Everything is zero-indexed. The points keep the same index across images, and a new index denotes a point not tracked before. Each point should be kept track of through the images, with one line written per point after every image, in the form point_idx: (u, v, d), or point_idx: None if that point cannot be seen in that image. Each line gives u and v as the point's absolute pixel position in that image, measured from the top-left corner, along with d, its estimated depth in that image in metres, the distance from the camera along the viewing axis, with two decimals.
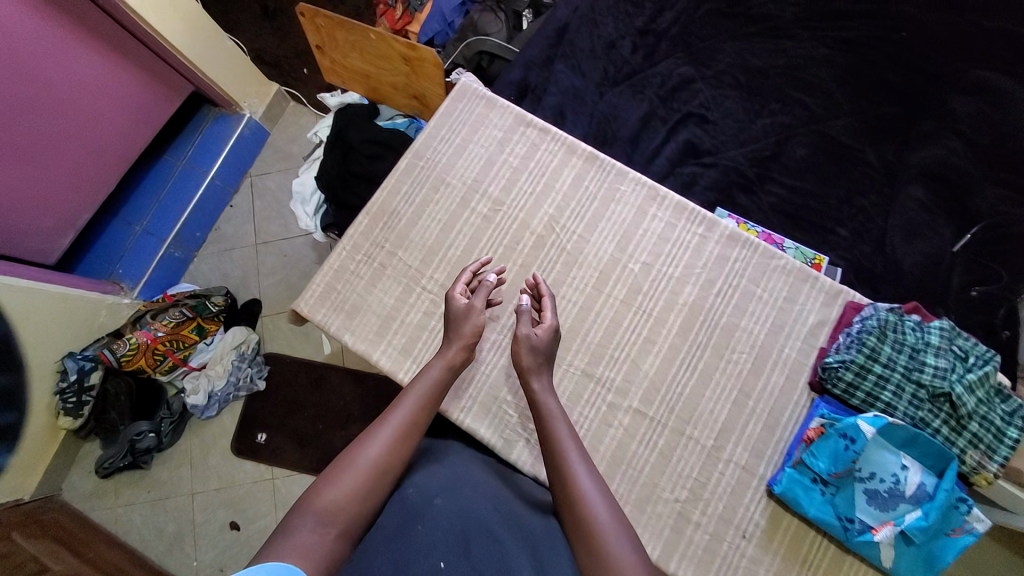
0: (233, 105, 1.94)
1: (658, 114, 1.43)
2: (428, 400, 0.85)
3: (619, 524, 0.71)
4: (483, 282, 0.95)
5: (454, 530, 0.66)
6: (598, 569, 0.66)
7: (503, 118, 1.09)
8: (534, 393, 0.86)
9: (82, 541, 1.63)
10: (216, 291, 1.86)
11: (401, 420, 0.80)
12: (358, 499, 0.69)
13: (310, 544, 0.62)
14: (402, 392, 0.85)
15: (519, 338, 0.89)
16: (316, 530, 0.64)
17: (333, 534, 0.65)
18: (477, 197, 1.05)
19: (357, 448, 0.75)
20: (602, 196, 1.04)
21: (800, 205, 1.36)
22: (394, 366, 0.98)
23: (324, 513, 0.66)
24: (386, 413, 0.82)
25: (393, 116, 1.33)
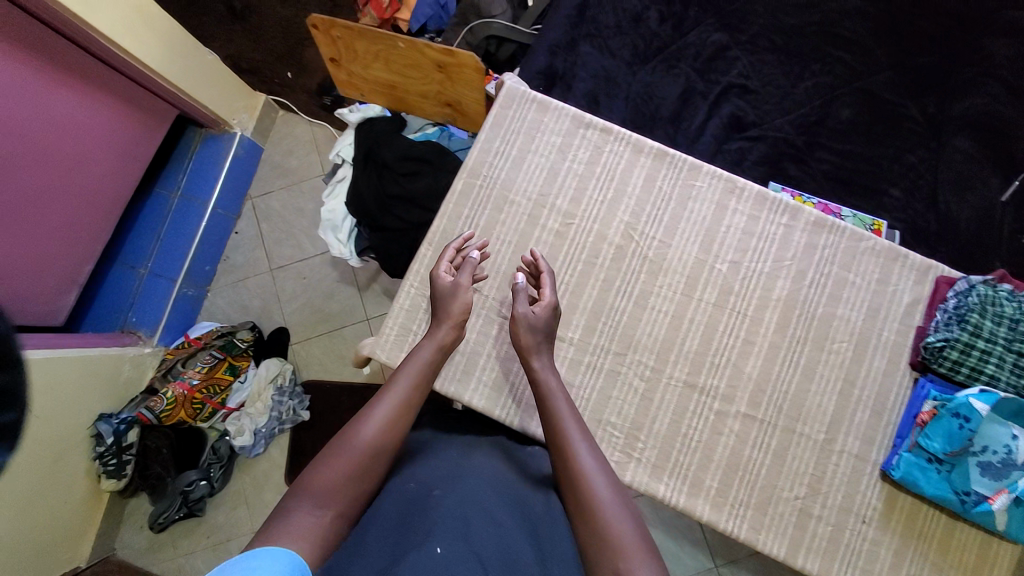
0: (221, 124, 1.77)
1: (697, 89, 1.36)
2: (421, 381, 0.85)
3: (618, 496, 0.72)
4: (468, 259, 0.93)
5: (454, 517, 0.67)
6: (595, 540, 0.67)
7: (559, 121, 1.01)
8: (534, 371, 0.85)
9: None
10: (242, 325, 1.79)
11: (393, 404, 0.81)
12: (353, 481, 0.73)
13: (308, 526, 0.66)
14: (395, 374, 0.85)
15: (517, 317, 0.87)
16: (312, 513, 0.67)
17: (330, 516, 0.68)
18: (546, 212, 0.98)
19: (351, 432, 0.77)
20: (679, 195, 0.98)
21: (851, 169, 1.32)
22: (488, 404, 0.97)
23: (321, 496, 0.69)
24: (380, 394, 0.82)
25: (423, 126, 1.25)
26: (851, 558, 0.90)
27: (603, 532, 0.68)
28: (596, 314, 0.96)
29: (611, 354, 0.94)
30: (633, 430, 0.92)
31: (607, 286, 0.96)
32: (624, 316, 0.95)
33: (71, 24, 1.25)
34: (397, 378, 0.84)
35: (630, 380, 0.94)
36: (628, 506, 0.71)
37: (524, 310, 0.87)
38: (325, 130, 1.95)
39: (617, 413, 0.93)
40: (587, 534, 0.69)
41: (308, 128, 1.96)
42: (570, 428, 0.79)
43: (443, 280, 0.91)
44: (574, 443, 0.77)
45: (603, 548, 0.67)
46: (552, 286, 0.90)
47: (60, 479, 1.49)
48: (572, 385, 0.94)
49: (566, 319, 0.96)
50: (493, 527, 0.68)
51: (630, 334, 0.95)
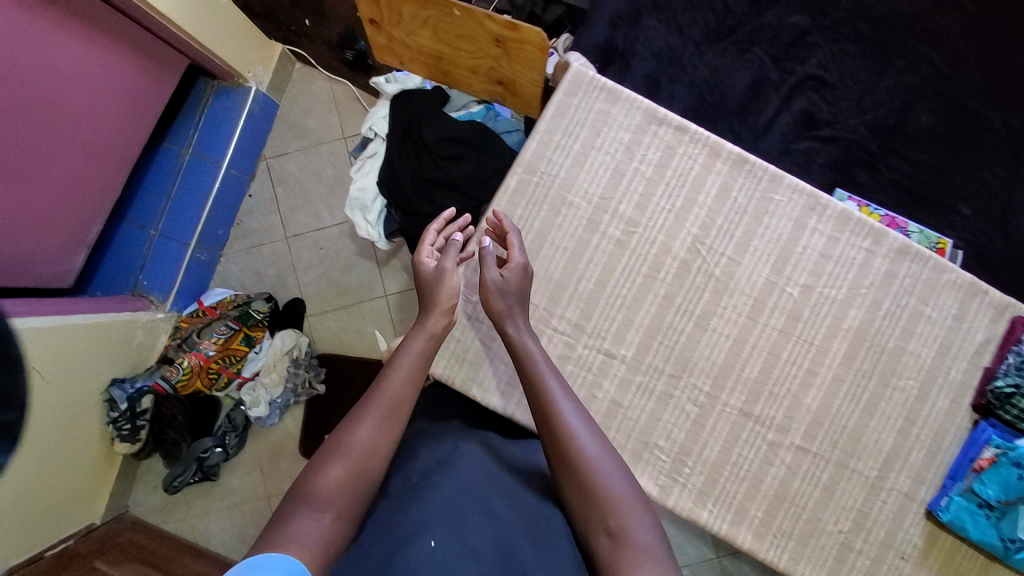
0: (236, 78, 1.63)
1: (769, 80, 1.25)
2: (416, 371, 0.86)
3: (607, 459, 0.76)
4: (452, 242, 0.95)
5: (446, 507, 0.75)
6: (592, 503, 0.73)
7: (630, 115, 0.90)
8: (511, 339, 0.84)
9: (167, 558, 1.58)
10: (257, 296, 1.72)
11: (387, 396, 0.82)
12: (350, 479, 0.75)
13: (309, 531, 0.69)
14: (387, 363, 0.87)
15: (487, 285, 0.84)
16: (312, 517, 0.70)
17: (329, 519, 0.71)
18: (607, 217, 0.90)
19: (348, 432, 0.78)
20: (754, 209, 0.90)
21: (923, 181, 1.22)
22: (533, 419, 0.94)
23: (319, 502, 0.72)
24: (374, 389, 0.83)
25: (467, 104, 1.14)
26: None
27: (596, 493, 0.73)
28: (652, 332, 0.89)
29: (665, 375, 0.89)
30: (681, 454, 0.89)
31: (666, 304, 0.89)
32: (682, 337, 0.89)
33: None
34: (390, 373, 0.85)
35: (682, 404, 0.89)
36: (619, 468, 0.76)
37: (495, 281, 0.84)
38: (347, 89, 1.81)
39: (665, 437, 0.89)
40: (579, 498, 0.74)
41: (328, 86, 1.82)
42: (555, 391, 0.80)
43: (427, 267, 0.94)
44: (559, 413, 0.78)
45: (596, 508, 0.73)
46: (520, 246, 0.86)
47: (75, 442, 1.48)
48: (621, 405, 0.89)
49: (619, 336, 0.90)
50: (485, 518, 0.75)
51: (687, 356, 0.89)
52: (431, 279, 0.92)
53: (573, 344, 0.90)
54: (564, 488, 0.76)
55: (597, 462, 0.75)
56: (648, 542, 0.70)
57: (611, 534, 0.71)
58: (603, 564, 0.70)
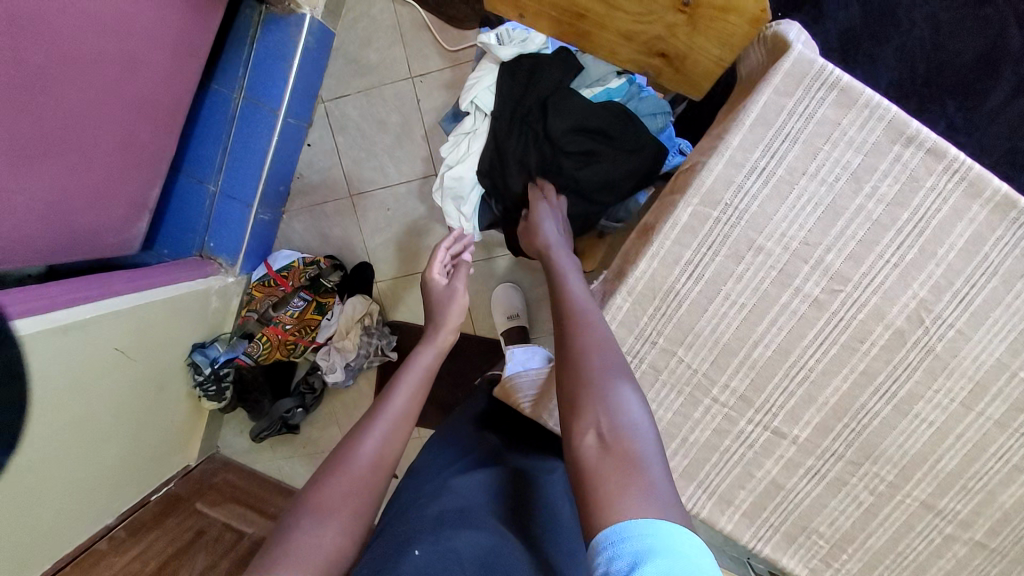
0: (287, 3, 1.34)
1: (1011, 47, 0.96)
2: (422, 387, 0.80)
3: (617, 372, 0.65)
4: (461, 265, 0.97)
5: (431, 518, 0.72)
6: (585, 403, 0.62)
7: (865, 130, 0.65)
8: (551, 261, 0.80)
9: (260, 497, 1.60)
10: (328, 265, 1.60)
11: (399, 411, 0.75)
12: (356, 492, 0.66)
13: (310, 550, 0.59)
14: (395, 376, 0.80)
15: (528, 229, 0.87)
16: (312, 532, 0.61)
17: (331, 535, 0.61)
18: (806, 270, 0.69)
19: (355, 448, 0.70)
20: (1009, 271, 0.67)
21: None
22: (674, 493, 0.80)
23: (320, 514, 0.62)
24: (380, 403, 0.76)
25: (604, 78, 0.89)
26: None
27: (591, 385, 0.63)
28: (839, 412, 0.74)
29: (842, 461, 0.76)
30: (842, 541, 0.79)
31: (862, 382, 0.72)
32: (874, 421, 0.74)
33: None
34: (395, 389, 0.77)
35: (856, 492, 0.77)
36: (625, 375, 0.64)
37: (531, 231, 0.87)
38: (413, 15, 1.49)
39: (828, 523, 0.79)
40: (574, 398, 0.63)
41: (392, 9, 1.50)
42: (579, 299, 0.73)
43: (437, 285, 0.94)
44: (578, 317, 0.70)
45: (586, 403, 0.62)
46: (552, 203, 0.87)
47: (168, 406, 1.47)
48: (782, 488, 0.78)
49: (794, 415, 0.75)
50: (481, 530, 0.70)
51: (876, 443, 0.74)
52: (440, 295, 0.93)
53: (733, 417, 0.76)
54: (559, 387, 0.66)
55: (605, 369, 0.64)
56: (645, 451, 0.57)
57: (600, 436, 0.59)
58: (587, 467, 0.57)
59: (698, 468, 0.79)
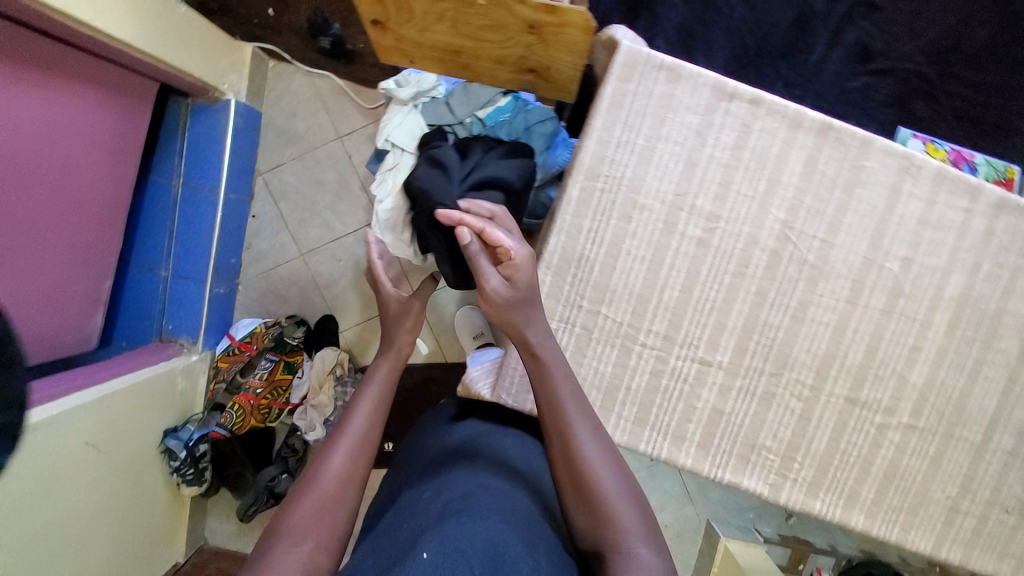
0: (211, 92, 1.46)
1: (816, 11, 1.14)
2: (380, 402, 0.84)
3: (619, 483, 0.73)
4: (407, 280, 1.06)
5: (433, 519, 0.72)
6: (598, 521, 0.72)
7: (695, 94, 0.79)
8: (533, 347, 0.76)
9: None
10: (288, 321, 1.66)
11: (356, 431, 0.79)
12: (326, 507, 0.71)
13: (288, 563, 0.65)
14: (358, 391, 0.85)
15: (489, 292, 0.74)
16: (290, 550, 0.66)
17: (307, 550, 0.67)
18: (685, 215, 0.81)
19: (320, 466, 0.75)
20: (846, 181, 0.81)
21: (979, 104, 1.15)
22: (632, 439, 0.88)
23: (297, 533, 0.68)
24: (343, 423, 0.80)
25: (493, 97, 1.01)
26: (991, 545, 0.92)
27: (607, 518, 0.71)
28: (748, 332, 0.84)
29: (765, 375, 0.86)
30: (790, 451, 0.88)
31: (759, 301, 0.84)
32: (780, 332, 0.85)
33: (28, 10, 0.95)
34: (356, 405, 0.82)
35: (787, 401, 0.87)
36: (631, 493, 0.73)
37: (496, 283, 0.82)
38: (329, 82, 1.64)
39: (772, 437, 0.88)
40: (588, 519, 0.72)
41: (310, 82, 1.64)
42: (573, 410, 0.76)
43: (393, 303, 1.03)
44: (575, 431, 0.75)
45: (607, 532, 0.71)
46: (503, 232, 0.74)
47: (145, 498, 1.44)
48: (723, 412, 0.87)
49: (714, 341, 0.85)
50: (483, 519, 0.71)
51: (787, 352, 0.85)
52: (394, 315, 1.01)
53: (664, 357, 0.85)
54: (570, 500, 0.74)
55: (608, 486, 0.72)
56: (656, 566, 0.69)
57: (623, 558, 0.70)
58: None
59: (648, 413, 0.87)
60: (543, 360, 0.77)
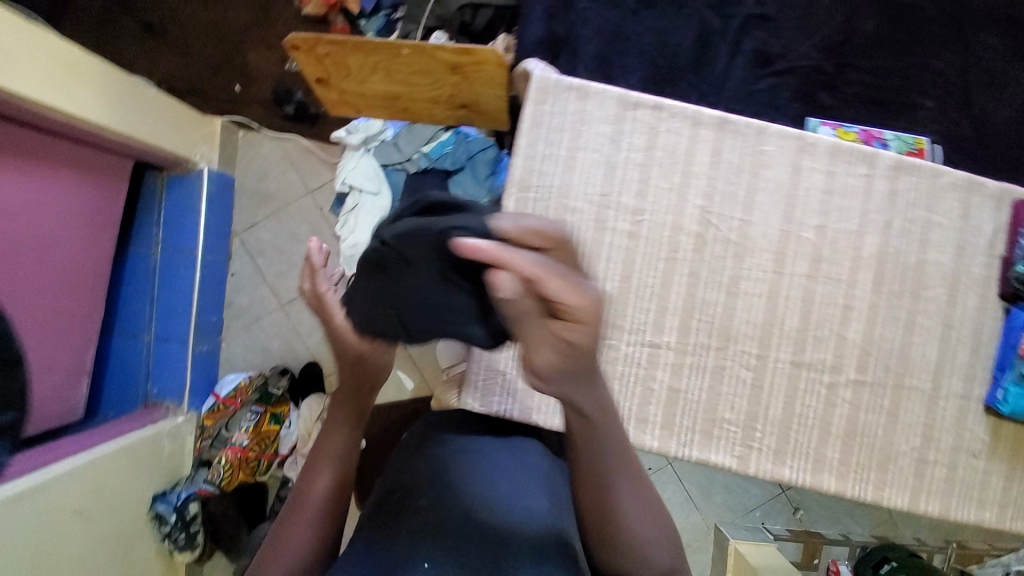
0: (184, 162, 1.57)
1: (714, 28, 1.23)
2: (340, 460, 0.75)
3: (655, 531, 0.68)
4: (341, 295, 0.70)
5: (432, 522, 0.72)
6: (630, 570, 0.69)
7: (604, 107, 0.90)
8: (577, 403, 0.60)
9: None
10: (273, 372, 1.69)
11: (315, 499, 0.72)
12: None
13: None
14: (316, 452, 0.75)
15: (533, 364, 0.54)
16: None
17: None
18: (612, 212, 0.90)
19: (309, 478, 0.74)
20: (751, 164, 0.90)
21: (882, 86, 1.25)
22: None
23: None
24: (304, 486, 0.73)
25: (434, 133, 1.11)
26: (966, 492, 0.93)
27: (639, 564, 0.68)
28: (689, 312, 0.91)
29: (712, 350, 0.91)
30: (750, 420, 0.92)
31: (694, 282, 0.91)
32: (718, 308, 0.91)
33: (11, 104, 1.06)
34: (316, 467, 0.74)
35: (737, 372, 0.92)
36: (668, 541, 0.69)
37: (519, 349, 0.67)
38: (297, 144, 1.74)
39: (730, 409, 0.92)
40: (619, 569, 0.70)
41: (275, 144, 1.74)
42: (614, 462, 0.66)
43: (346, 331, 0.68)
44: (615, 484, 0.66)
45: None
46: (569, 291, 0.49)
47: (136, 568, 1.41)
48: (680, 391, 0.92)
49: (658, 324, 0.91)
50: (483, 531, 0.72)
51: (728, 325, 0.91)
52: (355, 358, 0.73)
53: (615, 344, 0.91)
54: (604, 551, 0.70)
55: (645, 537, 0.67)
56: None
57: None
58: None
59: None
60: (593, 417, 0.62)
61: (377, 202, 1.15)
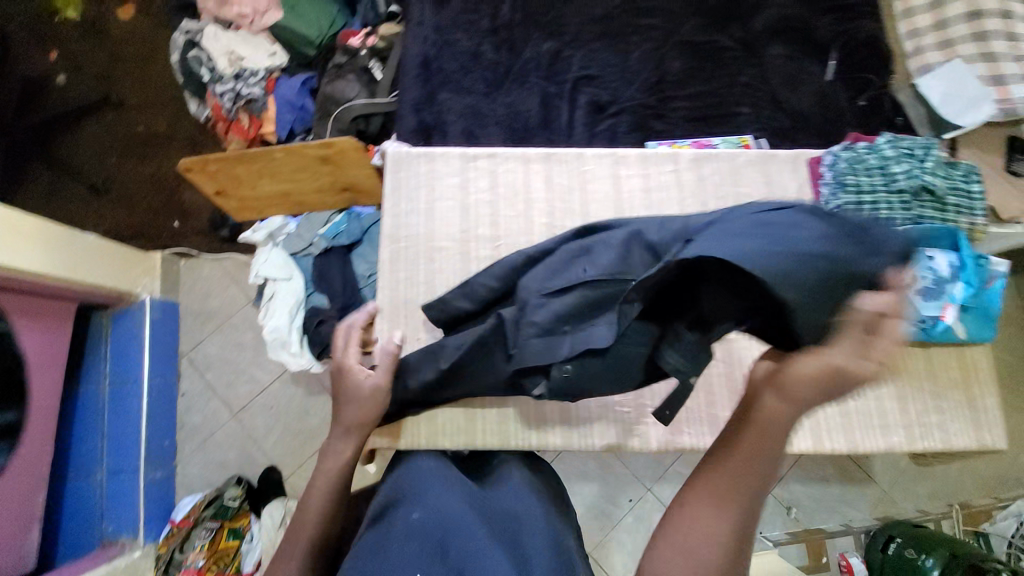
0: (127, 297, 1.69)
1: (552, 93, 1.51)
2: (337, 481, 0.87)
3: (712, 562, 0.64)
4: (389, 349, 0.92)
5: (424, 543, 0.73)
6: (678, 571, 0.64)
7: (449, 164, 1.09)
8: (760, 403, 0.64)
9: None
10: (228, 484, 1.66)
11: (318, 515, 0.83)
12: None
13: None
14: (318, 470, 0.88)
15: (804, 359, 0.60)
16: None
17: None
18: (475, 244, 1.05)
19: (303, 506, 0.85)
20: (578, 182, 1.08)
21: (703, 105, 1.49)
22: (503, 437, 1.03)
23: None
24: (309, 497, 0.85)
25: (329, 218, 1.29)
26: (866, 423, 0.97)
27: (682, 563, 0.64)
28: None
29: None
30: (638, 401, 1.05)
31: None
32: None
33: None
34: (318, 484, 0.86)
35: None
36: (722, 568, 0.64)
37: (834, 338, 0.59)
38: (235, 260, 1.90)
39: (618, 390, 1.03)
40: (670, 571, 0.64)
41: (214, 265, 1.90)
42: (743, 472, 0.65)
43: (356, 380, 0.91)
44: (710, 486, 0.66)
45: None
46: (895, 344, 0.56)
47: None
48: None
49: None
50: (476, 538, 0.73)
51: None
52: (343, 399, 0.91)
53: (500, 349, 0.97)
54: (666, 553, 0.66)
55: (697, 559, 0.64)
56: None
57: None
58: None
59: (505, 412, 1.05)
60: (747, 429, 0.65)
61: (291, 286, 1.27)
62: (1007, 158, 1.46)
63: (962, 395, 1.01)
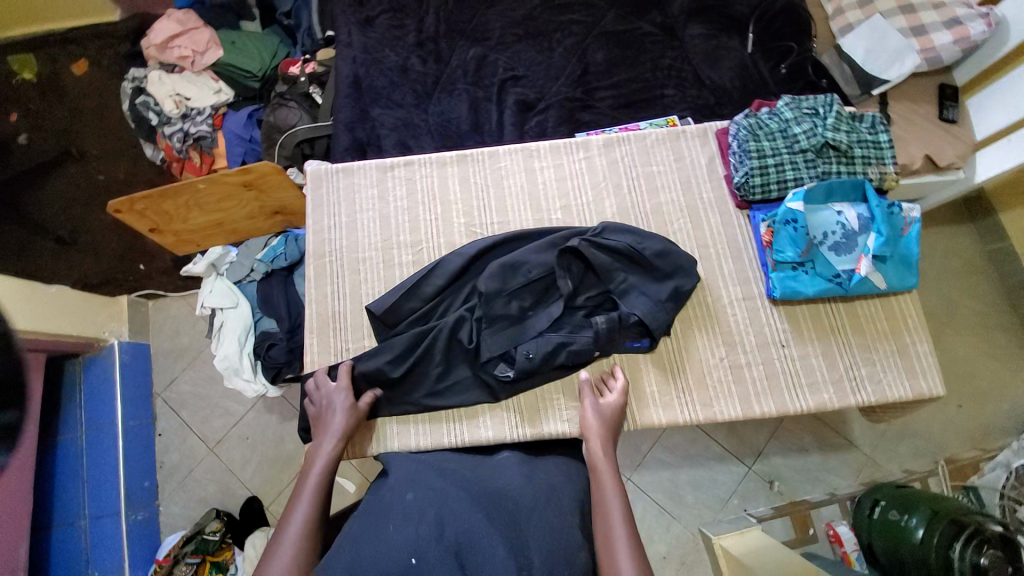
0: (95, 342, 1.71)
1: (480, 97, 1.54)
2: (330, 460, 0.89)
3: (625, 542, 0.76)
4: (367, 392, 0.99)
5: (418, 520, 0.74)
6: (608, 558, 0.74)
7: (368, 177, 1.12)
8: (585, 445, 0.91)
9: None
10: (206, 517, 1.66)
11: (315, 490, 0.84)
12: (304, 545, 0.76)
13: None
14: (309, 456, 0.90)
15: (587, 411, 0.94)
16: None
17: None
18: (397, 250, 1.08)
19: (302, 482, 0.85)
20: (493, 180, 1.11)
21: (628, 92, 1.53)
22: (435, 438, 1.00)
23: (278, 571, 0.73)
24: (302, 480, 0.86)
25: (266, 242, 1.32)
26: (791, 384, 0.99)
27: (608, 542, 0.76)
28: None
29: None
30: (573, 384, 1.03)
31: None
32: None
33: None
34: (318, 458, 0.88)
35: None
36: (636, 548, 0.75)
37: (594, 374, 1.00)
38: None
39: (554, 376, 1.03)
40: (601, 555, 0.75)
41: (182, 302, 1.94)
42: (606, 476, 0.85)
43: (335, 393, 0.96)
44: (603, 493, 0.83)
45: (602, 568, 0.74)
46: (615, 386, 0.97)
47: None
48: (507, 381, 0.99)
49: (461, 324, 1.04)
50: (475, 512, 0.74)
51: None
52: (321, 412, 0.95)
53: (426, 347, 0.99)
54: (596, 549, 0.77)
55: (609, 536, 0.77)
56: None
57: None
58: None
59: (438, 415, 1.01)
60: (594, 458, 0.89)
61: (238, 313, 1.28)
62: (938, 107, 1.43)
63: (887, 344, 1.02)
